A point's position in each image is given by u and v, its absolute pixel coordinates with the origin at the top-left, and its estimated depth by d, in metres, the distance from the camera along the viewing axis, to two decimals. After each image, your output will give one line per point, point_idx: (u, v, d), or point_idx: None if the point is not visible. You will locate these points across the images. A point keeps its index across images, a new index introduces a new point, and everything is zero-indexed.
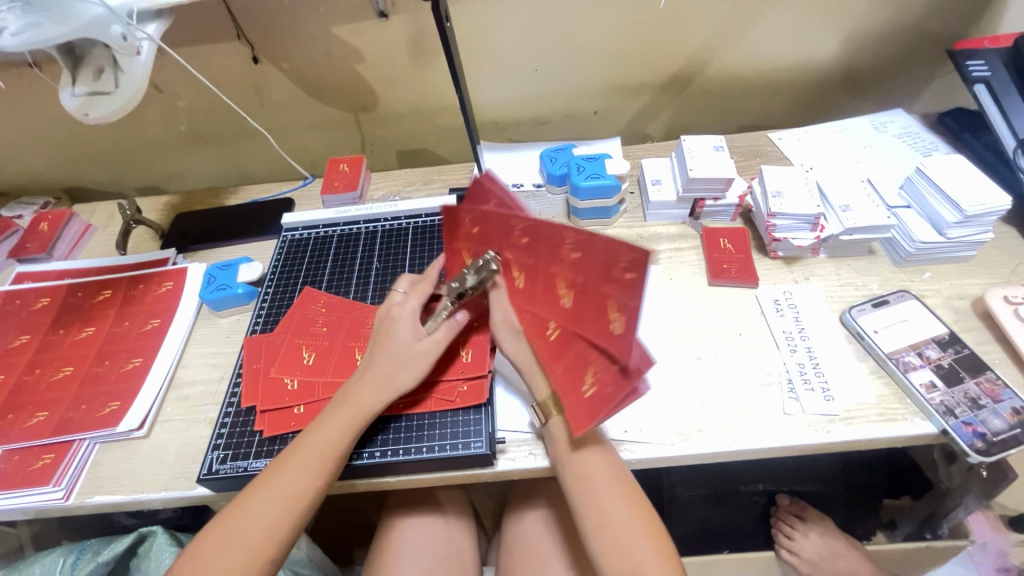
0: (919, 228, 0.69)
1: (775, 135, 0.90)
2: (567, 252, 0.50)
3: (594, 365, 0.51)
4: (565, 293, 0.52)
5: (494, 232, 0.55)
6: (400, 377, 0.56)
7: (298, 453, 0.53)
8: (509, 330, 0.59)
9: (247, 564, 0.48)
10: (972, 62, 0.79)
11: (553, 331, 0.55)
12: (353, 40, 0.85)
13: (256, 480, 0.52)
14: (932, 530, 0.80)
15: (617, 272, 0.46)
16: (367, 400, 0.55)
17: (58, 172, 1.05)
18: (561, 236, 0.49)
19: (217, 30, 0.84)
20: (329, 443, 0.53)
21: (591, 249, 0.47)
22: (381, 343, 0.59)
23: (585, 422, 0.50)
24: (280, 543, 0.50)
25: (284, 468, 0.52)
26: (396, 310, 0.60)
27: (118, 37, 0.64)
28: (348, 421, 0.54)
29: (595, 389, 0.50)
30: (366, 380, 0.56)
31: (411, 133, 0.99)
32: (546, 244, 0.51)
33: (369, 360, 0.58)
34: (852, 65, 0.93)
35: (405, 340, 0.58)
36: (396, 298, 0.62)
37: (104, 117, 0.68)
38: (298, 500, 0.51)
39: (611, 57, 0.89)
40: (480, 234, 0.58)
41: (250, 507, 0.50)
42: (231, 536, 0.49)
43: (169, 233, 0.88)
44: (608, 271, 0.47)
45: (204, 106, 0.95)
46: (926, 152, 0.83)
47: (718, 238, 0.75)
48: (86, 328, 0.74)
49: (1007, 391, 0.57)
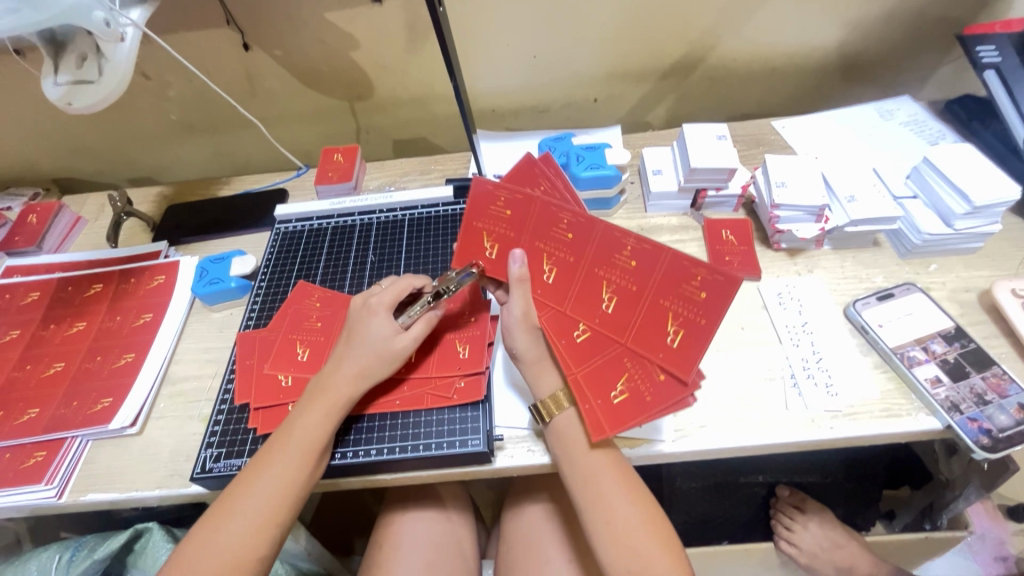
0: (926, 220, 0.68)
1: (779, 123, 0.89)
2: (623, 263, 0.55)
3: (629, 372, 0.55)
4: (610, 298, 0.56)
5: (532, 223, 0.57)
6: (377, 367, 0.56)
7: (283, 449, 0.52)
8: (526, 328, 0.56)
9: (238, 562, 0.47)
10: (983, 48, 0.77)
11: (582, 334, 0.57)
12: (347, 26, 0.83)
13: (242, 476, 0.52)
14: (932, 522, 0.82)
15: (686, 290, 0.53)
16: (347, 391, 0.55)
17: (47, 162, 1.03)
18: (622, 249, 0.55)
19: (205, 16, 0.81)
20: (312, 437, 0.52)
21: (658, 265, 0.54)
22: (354, 337, 0.57)
23: (620, 424, 0.52)
24: (273, 539, 0.49)
25: (267, 463, 0.51)
26: (374, 303, 0.58)
27: (101, 23, 0.61)
28: (328, 413, 0.54)
29: (628, 395, 0.54)
30: (339, 375, 0.55)
31: (408, 121, 0.97)
32: (606, 250, 0.56)
33: (341, 351, 0.57)
34: (859, 51, 0.91)
35: (380, 335, 0.56)
36: (376, 290, 0.61)
37: (86, 107, 0.66)
38: (283, 497, 0.50)
39: (611, 43, 0.87)
40: (514, 221, 0.58)
41: (236, 504, 0.49)
42: (217, 535, 0.48)
43: (162, 225, 0.87)
44: (676, 288, 0.54)
45: (194, 95, 0.92)
46: (933, 140, 0.81)
47: (720, 230, 0.74)
48: (78, 323, 0.73)
49: (1014, 385, 0.56)
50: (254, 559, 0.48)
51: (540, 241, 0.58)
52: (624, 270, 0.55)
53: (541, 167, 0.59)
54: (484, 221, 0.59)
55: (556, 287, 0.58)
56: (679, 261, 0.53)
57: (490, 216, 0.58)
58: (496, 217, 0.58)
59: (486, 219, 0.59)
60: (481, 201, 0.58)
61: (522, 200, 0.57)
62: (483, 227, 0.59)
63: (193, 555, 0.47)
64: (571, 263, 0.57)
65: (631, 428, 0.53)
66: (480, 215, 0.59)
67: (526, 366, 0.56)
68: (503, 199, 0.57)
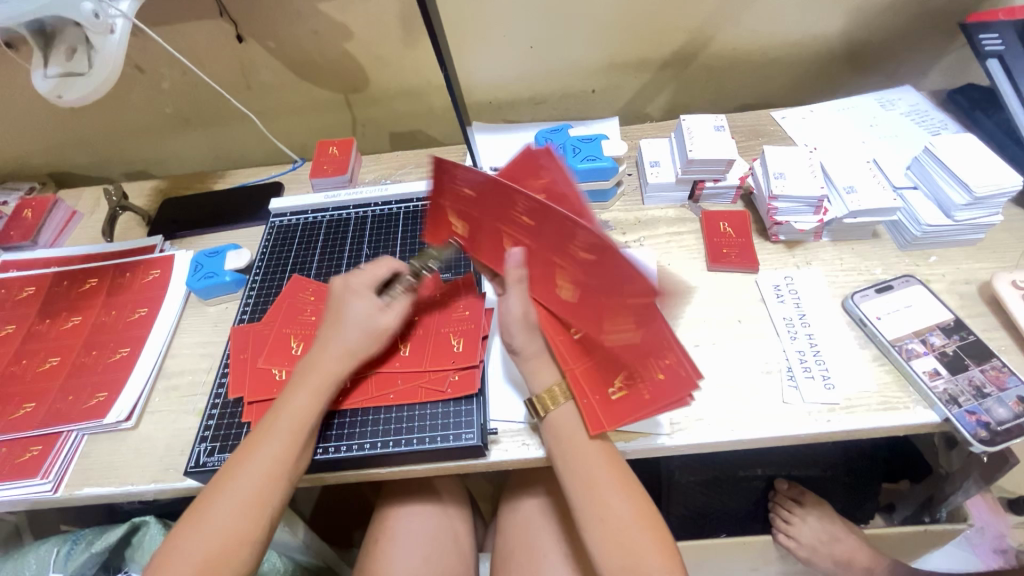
0: (926, 211, 0.67)
1: (778, 114, 0.87)
2: (574, 253, 0.50)
3: (625, 372, 0.54)
4: (567, 286, 0.54)
5: (490, 204, 0.55)
6: (363, 346, 0.56)
7: (273, 430, 0.52)
8: (524, 326, 0.56)
9: (231, 545, 0.47)
10: (985, 36, 0.76)
11: (578, 334, 0.57)
12: (340, 17, 0.82)
13: (231, 461, 0.51)
14: (932, 515, 0.81)
15: (627, 292, 0.47)
16: (333, 370, 0.55)
17: (43, 157, 1.03)
18: (571, 239, 0.49)
19: (198, 7, 0.80)
20: (300, 417, 0.52)
21: (607, 264, 0.47)
22: (338, 319, 0.58)
23: (617, 421, 0.52)
24: (265, 521, 0.49)
25: (257, 445, 0.51)
26: (354, 284, 0.59)
27: (89, 14, 0.61)
28: (317, 392, 0.54)
29: (625, 394, 0.53)
30: (325, 356, 0.55)
31: (404, 114, 0.97)
32: (560, 239, 0.50)
33: (326, 332, 0.57)
34: (860, 40, 0.90)
35: (364, 315, 0.57)
36: (356, 270, 0.62)
37: (77, 99, 0.66)
38: (275, 477, 0.50)
39: (608, 33, 0.86)
40: (475, 202, 0.56)
41: (226, 487, 0.49)
42: (206, 519, 0.47)
43: (157, 219, 0.86)
44: (621, 289, 0.48)
45: (189, 88, 0.92)
46: (935, 130, 0.80)
47: (718, 222, 0.73)
48: (73, 317, 0.73)
49: (1013, 377, 0.55)
50: (247, 541, 0.48)
51: (502, 223, 0.56)
52: (576, 261, 0.51)
53: (543, 159, 0.57)
54: (450, 200, 0.59)
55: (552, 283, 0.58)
56: (621, 262, 0.46)
57: (455, 197, 0.58)
58: (459, 197, 0.57)
59: (452, 200, 0.59)
60: (443, 181, 0.57)
61: (476, 180, 0.53)
62: (449, 207, 0.60)
63: (184, 540, 0.47)
64: (532, 245, 0.55)
65: (627, 425, 0.53)
66: (445, 195, 0.59)
67: (524, 360, 0.56)
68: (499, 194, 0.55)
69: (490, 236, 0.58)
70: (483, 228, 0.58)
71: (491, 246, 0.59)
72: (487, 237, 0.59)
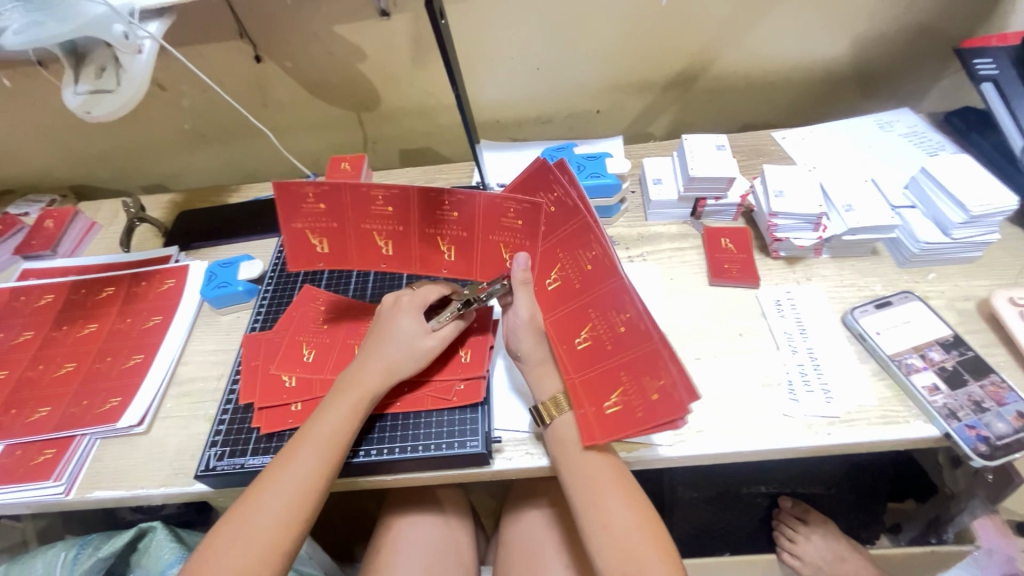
0: (924, 229, 0.69)
1: (779, 134, 0.90)
2: (582, 257, 0.58)
3: (624, 386, 0.54)
4: (562, 279, 0.59)
5: (352, 208, 0.58)
6: (404, 363, 0.58)
7: (309, 441, 0.53)
8: (531, 330, 0.58)
9: (265, 556, 0.48)
10: (980, 61, 0.78)
11: (583, 342, 0.57)
12: (355, 39, 0.85)
13: (268, 471, 0.52)
14: (938, 535, 0.80)
15: (578, 254, 0.58)
16: (373, 385, 0.56)
17: (64, 170, 1.06)
18: (588, 246, 0.57)
19: (219, 30, 0.84)
20: (340, 429, 0.54)
21: (591, 246, 0.57)
22: (379, 335, 0.59)
23: (611, 433, 0.53)
24: (296, 533, 0.50)
25: (294, 456, 0.52)
26: (404, 301, 0.61)
27: (119, 35, 0.65)
28: (356, 408, 0.55)
29: (621, 407, 0.53)
30: (367, 369, 0.57)
31: (414, 132, 1.00)
32: (573, 242, 0.58)
33: (371, 347, 0.59)
34: (858, 64, 0.92)
35: (412, 334, 0.59)
36: (407, 289, 0.63)
37: (105, 115, 0.69)
38: (310, 490, 0.51)
39: (613, 56, 0.89)
40: (399, 215, 0.58)
41: (260, 498, 0.50)
42: (242, 532, 0.48)
43: (173, 231, 0.89)
44: (578, 255, 0.58)
45: (207, 105, 0.95)
46: (932, 152, 0.82)
47: (719, 238, 0.75)
48: (89, 324, 0.75)
49: (1012, 393, 0.56)
50: (278, 552, 0.48)
51: (432, 228, 0.59)
52: (580, 264, 0.58)
53: (555, 172, 0.58)
54: (303, 220, 0.59)
55: (555, 292, 0.59)
56: (586, 229, 0.56)
57: (307, 215, 0.59)
58: (446, 220, 0.59)
59: (306, 220, 0.59)
60: (291, 203, 0.58)
61: (465, 200, 0.56)
62: (305, 227, 0.59)
63: (219, 545, 0.48)
64: (530, 246, 0.59)
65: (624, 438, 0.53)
66: (297, 215, 0.59)
67: (529, 368, 0.58)
68: (512, 210, 0.57)
69: (356, 242, 0.61)
70: (473, 245, 0.60)
71: (361, 250, 0.61)
72: (478, 252, 0.61)
